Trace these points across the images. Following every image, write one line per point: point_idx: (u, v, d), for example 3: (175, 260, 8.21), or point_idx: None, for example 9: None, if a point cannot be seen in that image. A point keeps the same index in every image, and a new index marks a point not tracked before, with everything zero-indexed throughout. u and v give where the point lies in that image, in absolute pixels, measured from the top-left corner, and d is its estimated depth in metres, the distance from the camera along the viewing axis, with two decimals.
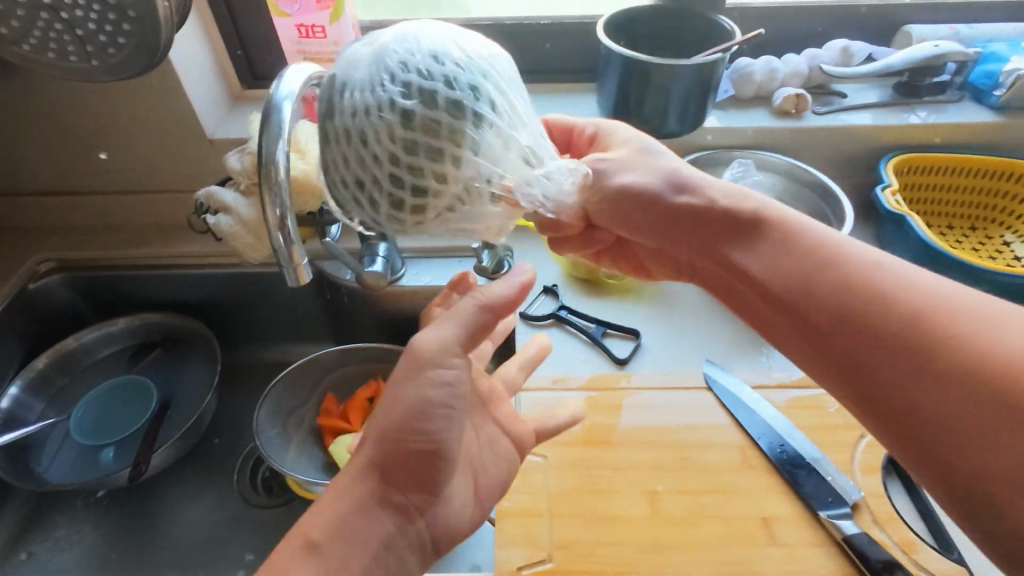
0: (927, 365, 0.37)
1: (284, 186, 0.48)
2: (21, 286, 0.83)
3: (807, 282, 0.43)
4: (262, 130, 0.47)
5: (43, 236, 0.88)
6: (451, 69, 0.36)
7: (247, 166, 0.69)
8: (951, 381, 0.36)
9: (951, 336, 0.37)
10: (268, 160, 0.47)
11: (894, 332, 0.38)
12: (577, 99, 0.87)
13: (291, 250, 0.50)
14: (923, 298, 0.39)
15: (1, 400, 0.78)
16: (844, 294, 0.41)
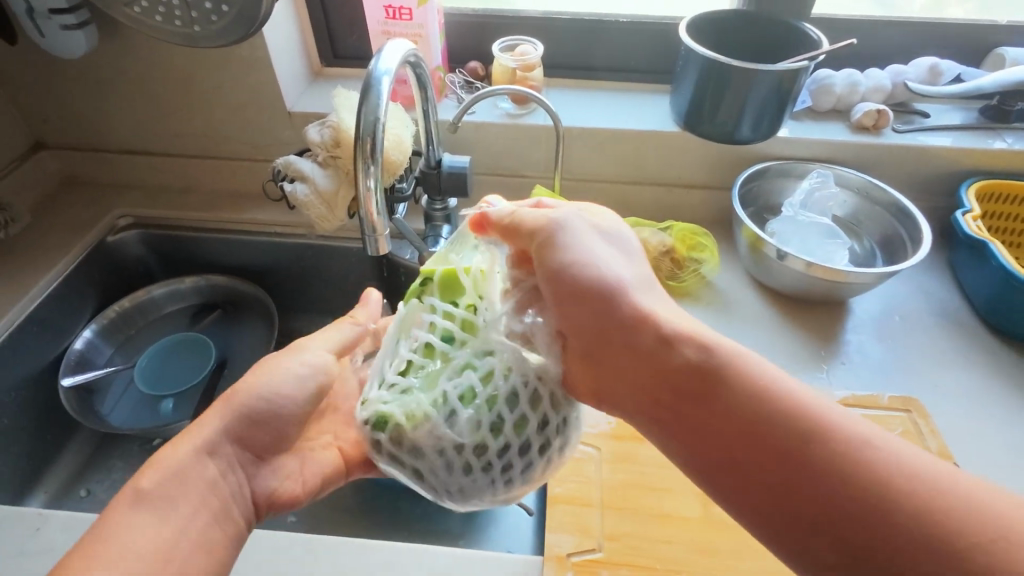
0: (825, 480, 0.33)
1: (376, 158, 0.49)
2: (100, 238, 0.87)
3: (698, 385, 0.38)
4: (360, 104, 0.49)
5: (122, 193, 0.93)
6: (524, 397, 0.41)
7: (327, 139, 0.71)
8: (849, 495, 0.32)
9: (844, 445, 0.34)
10: (364, 133, 0.49)
11: (793, 453, 0.34)
12: (648, 99, 0.86)
13: (374, 225, 0.52)
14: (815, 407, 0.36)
15: (76, 341, 0.81)
16: (791, 432, 0.34)
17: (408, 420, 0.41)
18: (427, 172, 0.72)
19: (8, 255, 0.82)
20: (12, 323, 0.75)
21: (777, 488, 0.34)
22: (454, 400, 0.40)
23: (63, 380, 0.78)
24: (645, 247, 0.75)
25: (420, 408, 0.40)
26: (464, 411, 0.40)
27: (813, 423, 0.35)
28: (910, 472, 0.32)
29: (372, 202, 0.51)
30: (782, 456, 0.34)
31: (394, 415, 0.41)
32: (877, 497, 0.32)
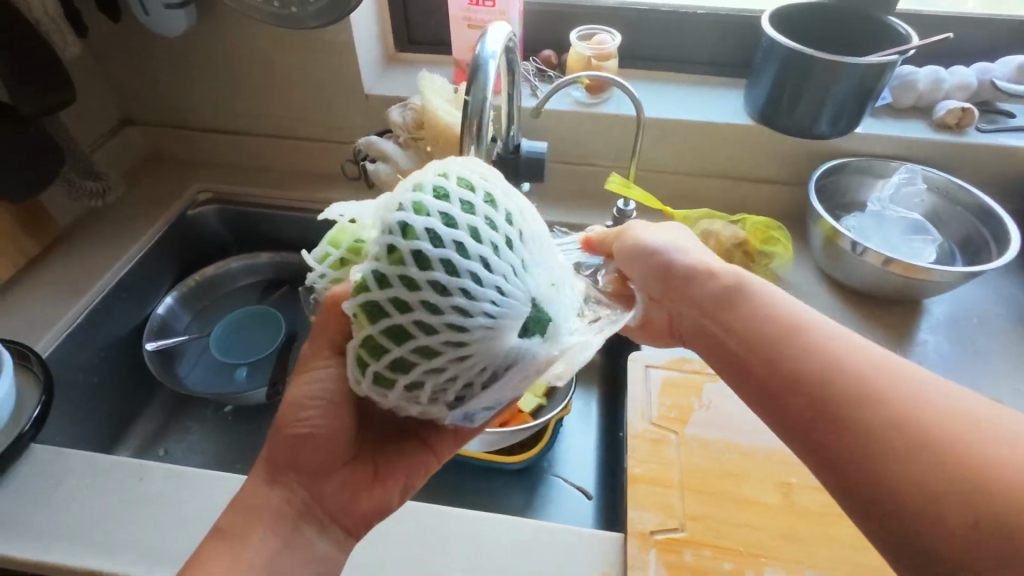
0: (842, 372, 0.35)
1: (481, 138, 0.51)
2: (182, 211, 0.91)
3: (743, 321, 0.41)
4: (468, 85, 0.50)
5: (201, 169, 0.97)
6: (448, 192, 0.34)
7: (409, 121, 0.73)
8: (857, 381, 0.34)
9: (847, 345, 0.36)
10: (471, 114, 0.50)
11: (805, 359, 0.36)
12: (722, 92, 0.86)
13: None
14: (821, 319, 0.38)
15: (159, 307, 0.85)
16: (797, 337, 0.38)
17: (400, 313, 0.33)
18: (505, 156, 0.73)
19: (99, 224, 0.86)
20: (103, 288, 0.79)
21: (797, 398, 0.36)
22: (405, 252, 0.32)
23: (146, 345, 0.82)
24: (718, 238, 0.76)
25: (384, 295, 0.33)
26: (442, 249, 0.32)
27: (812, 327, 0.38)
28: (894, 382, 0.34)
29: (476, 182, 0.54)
30: (818, 378, 0.35)
31: (386, 328, 0.34)
32: (868, 388, 0.34)
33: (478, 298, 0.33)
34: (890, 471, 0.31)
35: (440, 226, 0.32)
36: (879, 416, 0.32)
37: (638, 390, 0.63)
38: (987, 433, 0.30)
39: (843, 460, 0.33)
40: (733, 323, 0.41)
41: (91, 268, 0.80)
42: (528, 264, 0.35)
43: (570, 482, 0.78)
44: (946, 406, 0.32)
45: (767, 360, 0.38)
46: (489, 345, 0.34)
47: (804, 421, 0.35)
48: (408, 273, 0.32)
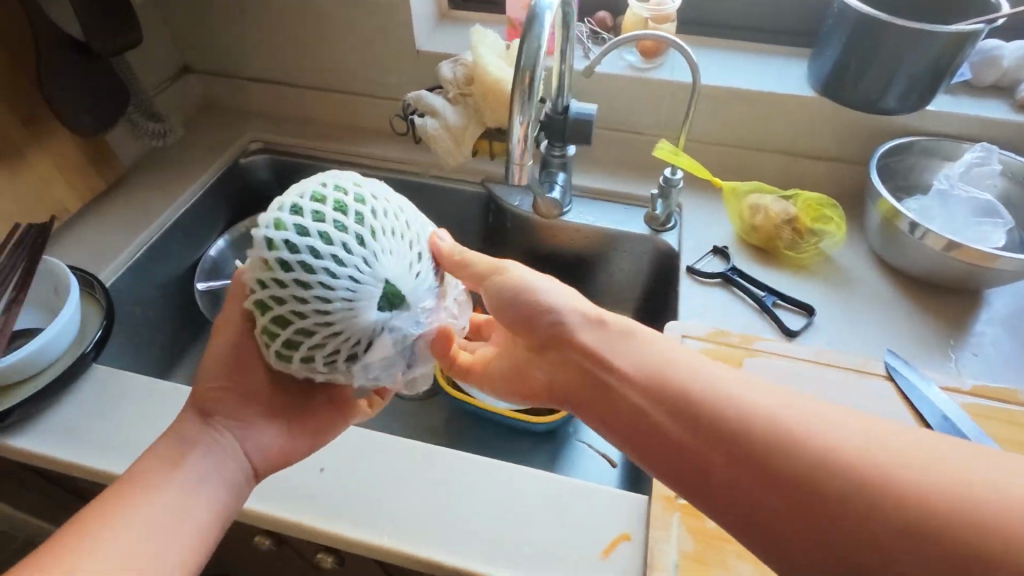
0: (739, 434, 0.39)
1: (531, 94, 0.50)
2: (234, 159, 0.94)
3: (644, 389, 0.43)
4: (523, 35, 0.49)
5: (253, 119, 0.99)
6: (296, 208, 0.41)
7: (459, 77, 0.73)
8: (758, 440, 0.38)
9: (726, 400, 0.41)
10: (524, 62, 0.49)
11: (710, 429, 0.40)
12: (784, 62, 0.82)
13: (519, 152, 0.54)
14: (692, 379, 0.42)
15: (210, 249, 0.89)
16: (690, 402, 0.41)
17: (276, 309, 0.41)
18: (553, 117, 0.73)
19: (158, 167, 0.90)
20: (162, 226, 0.82)
21: (730, 468, 0.39)
22: (272, 261, 0.40)
23: (198, 285, 0.86)
24: (766, 214, 0.74)
25: (266, 297, 0.41)
26: (295, 254, 0.40)
27: (692, 391, 0.42)
28: (781, 426, 0.39)
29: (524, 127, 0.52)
30: (721, 444, 0.39)
31: (274, 321, 0.42)
32: (764, 436, 0.38)
33: (331, 294, 0.40)
34: (818, 520, 0.36)
35: (293, 236, 0.40)
36: (785, 468, 0.37)
37: None
38: (871, 456, 0.36)
39: (768, 515, 0.37)
40: (617, 383, 0.45)
41: (151, 208, 0.83)
42: (382, 253, 0.42)
43: (595, 449, 0.79)
44: (830, 440, 0.37)
45: (670, 435, 0.41)
46: (349, 325, 0.42)
47: (715, 473, 0.39)
48: (279, 271, 0.40)
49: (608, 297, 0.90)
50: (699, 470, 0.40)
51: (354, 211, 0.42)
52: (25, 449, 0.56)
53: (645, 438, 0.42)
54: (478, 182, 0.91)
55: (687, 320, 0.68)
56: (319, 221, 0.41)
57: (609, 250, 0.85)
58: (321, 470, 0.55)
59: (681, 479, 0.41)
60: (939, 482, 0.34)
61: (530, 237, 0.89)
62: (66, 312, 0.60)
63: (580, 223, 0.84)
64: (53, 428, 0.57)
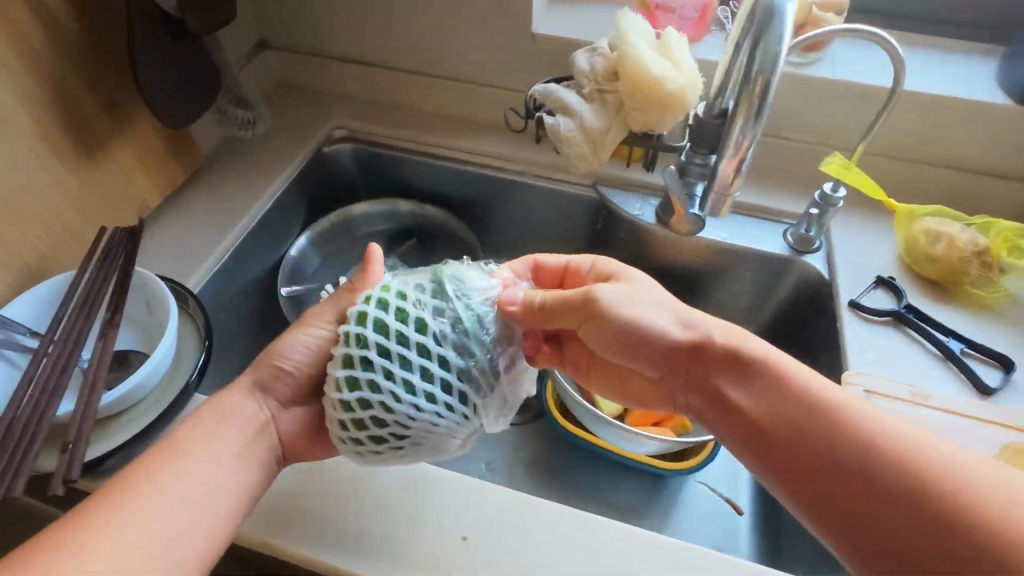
0: (873, 462, 0.40)
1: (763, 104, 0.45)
2: (318, 147, 0.86)
3: (777, 401, 0.44)
4: (755, 40, 0.45)
5: (337, 103, 0.91)
6: (362, 320, 0.44)
7: (599, 70, 0.63)
8: (891, 472, 0.40)
9: (862, 426, 0.42)
10: (752, 70, 0.45)
11: (843, 451, 0.41)
12: (957, 62, 0.72)
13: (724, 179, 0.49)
14: (832, 396, 0.44)
15: (292, 247, 0.81)
16: (829, 422, 0.42)
17: (342, 415, 0.45)
18: (706, 121, 0.62)
19: (239, 156, 0.82)
20: (247, 225, 0.74)
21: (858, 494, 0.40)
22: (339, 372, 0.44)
23: (282, 290, 0.78)
24: (951, 243, 0.63)
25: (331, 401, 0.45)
26: (355, 368, 0.43)
27: (832, 410, 0.43)
28: (917, 463, 0.40)
29: (734, 158, 0.48)
30: (834, 450, 0.41)
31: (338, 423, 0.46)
32: (899, 472, 0.40)
33: (374, 404, 0.43)
34: (919, 525, 0.38)
35: (355, 351, 0.43)
36: (888, 475, 0.40)
37: None
38: (975, 478, 0.39)
39: (868, 517, 0.40)
40: (752, 395, 0.46)
41: (236, 204, 0.76)
42: (427, 372, 0.44)
43: (715, 491, 0.74)
44: (936, 459, 0.40)
45: (783, 428, 0.43)
46: (392, 427, 0.44)
47: (844, 496, 0.40)
48: (360, 368, 0.43)
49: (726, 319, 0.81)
50: (826, 488, 0.41)
51: (408, 331, 0.44)
52: None
53: (773, 448, 0.44)
54: (591, 187, 0.80)
55: (856, 368, 0.60)
56: (371, 339, 0.43)
57: (738, 271, 0.75)
58: (464, 540, 0.49)
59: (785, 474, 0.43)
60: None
61: (645, 249, 0.78)
62: (167, 343, 0.53)
63: (710, 240, 0.74)
64: None
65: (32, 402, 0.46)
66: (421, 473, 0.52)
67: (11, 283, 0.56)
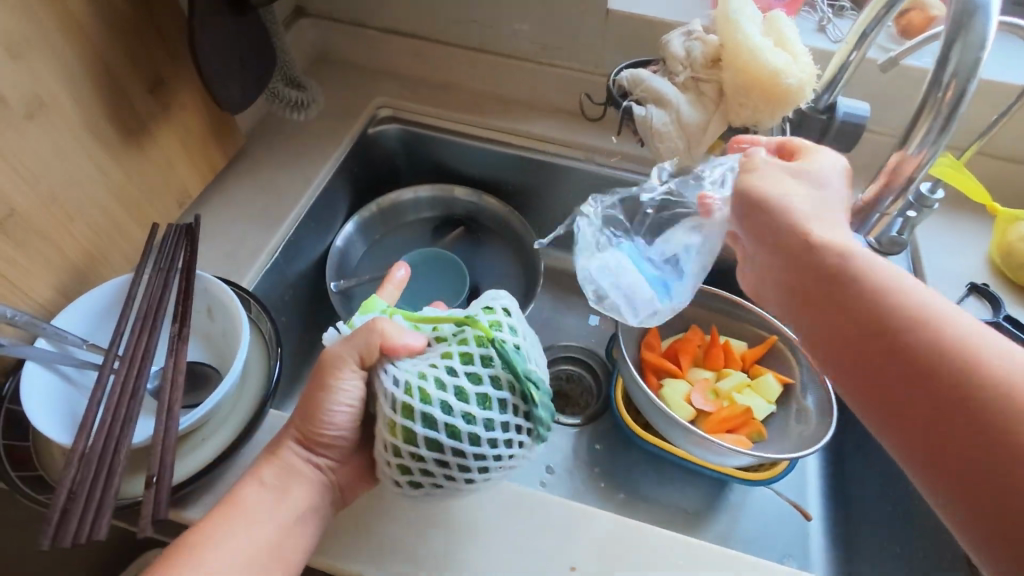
0: (964, 386, 0.33)
1: (957, 113, 0.42)
2: (363, 129, 0.79)
3: (862, 302, 0.38)
4: (950, 43, 0.40)
5: (380, 80, 0.84)
6: (403, 425, 0.39)
7: (696, 57, 0.58)
8: (985, 399, 0.32)
9: (962, 343, 0.34)
10: (945, 77, 0.41)
11: (928, 365, 0.34)
12: None
13: (892, 195, 0.49)
14: (935, 309, 0.36)
15: (338, 236, 0.74)
16: (920, 335, 0.35)
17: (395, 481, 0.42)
18: (811, 115, 0.58)
19: (279, 138, 0.75)
20: (296, 218, 0.69)
21: (936, 418, 0.33)
22: (388, 462, 0.41)
23: (332, 285, 0.72)
24: None
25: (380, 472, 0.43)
26: (404, 465, 0.40)
27: (930, 321, 0.35)
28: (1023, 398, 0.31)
29: (896, 180, 0.48)
30: (897, 330, 0.36)
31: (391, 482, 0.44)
32: (1000, 398, 0.32)
33: (426, 486, 0.41)
34: (958, 422, 0.33)
35: (402, 453, 0.40)
36: (945, 368, 0.34)
37: None
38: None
39: (905, 398, 0.35)
40: (832, 288, 0.40)
41: (283, 193, 0.70)
42: (476, 463, 0.40)
43: (789, 501, 0.70)
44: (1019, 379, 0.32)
45: (847, 302, 0.39)
46: (450, 494, 0.43)
47: (917, 414, 0.34)
48: (411, 462, 0.40)
49: None
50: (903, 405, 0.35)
51: (450, 436, 0.39)
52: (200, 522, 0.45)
53: (851, 349, 0.38)
54: None
55: None
56: (413, 444, 0.39)
57: None
58: (573, 571, 0.45)
59: (839, 343, 0.39)
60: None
61: None
62: (241, 358, 0.48)
63: None
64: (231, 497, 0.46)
65: (105, 430, 0.42)
66: (521, 497, 0.48)
67: (58, 288, 0.51)
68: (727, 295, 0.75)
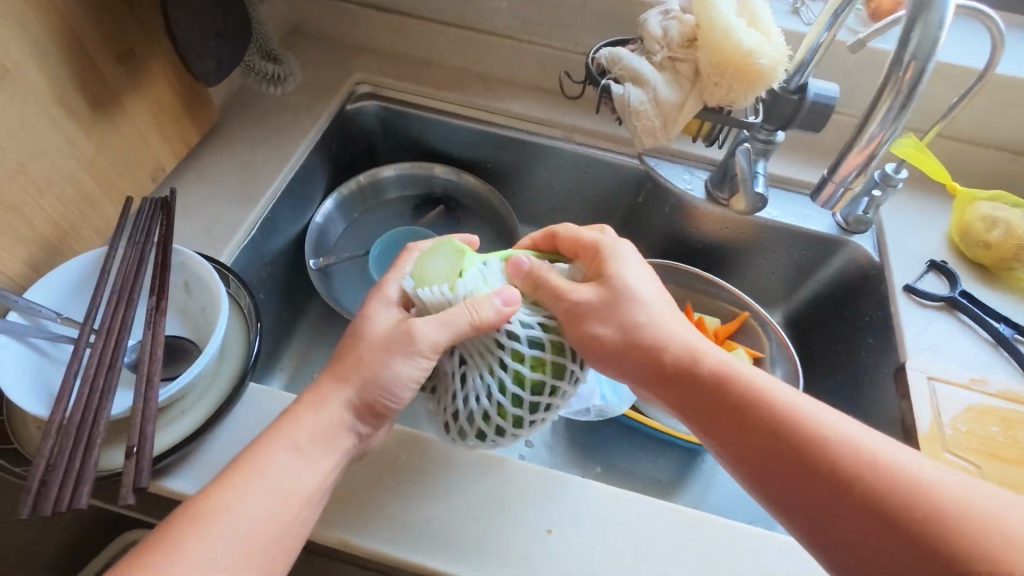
0: (863, 494, 0.35)
1: (913, 94, 0.44)
2: (341, 105, 0.79)
3: (758, 421, 0.40)
4: (911, 22, 0.42)
5: (358, 55, 0.83)
6: (529, 379, 0.46)
7: (673, 35, 0.59)
8: (884, 505, 0.34)
9: (852, 448, 0.37)
10: (905, 56, 0.43)
11: (831, 477, 0.36)
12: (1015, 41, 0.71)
13: (852, 172, 0.51)
14: (822, 417, 0.39)
15: (317, 213, 0.74)
16: (815, 446, 0.37)
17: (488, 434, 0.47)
18: (782, 95, 0.59)
19: (255, 113, 0.74)
20: (274, 193, 0.68)
21: (851, 527, 0.35)
22: (503, 417, 0.46)
23: (310, 262, 0.71)
24: (1010, 229, 0.63)
25: (478, 427, 0.47)
26: (521, 414, 0.47)
27: (820, 431, 0.38)
28: (914, 493, 0.34)
29: (862, 155, 0.49)
30: (772, 422, 0.39)
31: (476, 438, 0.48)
32: (896, 498, 0.34)
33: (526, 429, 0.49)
34: (849, 505, 0.35)
35: (526, 405, 0.46)
36: (824, 451, 0.37)
37: (923, 404, 0.56)
38: (916, 466, 0.35)
39: (800, 489, 0.37)
40: (732, 401, 0.41)
41: (260, 169, 0.69)
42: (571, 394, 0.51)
43: None
44: (878, 450, 0.36)
45: (729, 400, 0.41)
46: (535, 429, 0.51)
47: (836, 528, 0.35)
48: (530, 411, 0.47)
49: (762, 297, 0.80)
50: (820, 520, 0.36)
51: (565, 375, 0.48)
52: (182, 493, 0.46)
53: (758, 468, 0.39)
54: (636, 157, 0.76)
55: (916, 354, 0.60)
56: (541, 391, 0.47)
57: (785, 249, 0.74)
58: (549, 533, 0.47)
59: (725, 439, 0.41)
60: (986, 506, 0.33)
61: (691, 224, 0.76)
62: (220, 330, 0.48)
63: (765, 217, 0.72)
64: (213, 469, 0.47)
65: (82, 402, 0.41)
66: (500, 464, 0.50)
67: (29, 263, 0.50)
68: (701, 272, 0.76)
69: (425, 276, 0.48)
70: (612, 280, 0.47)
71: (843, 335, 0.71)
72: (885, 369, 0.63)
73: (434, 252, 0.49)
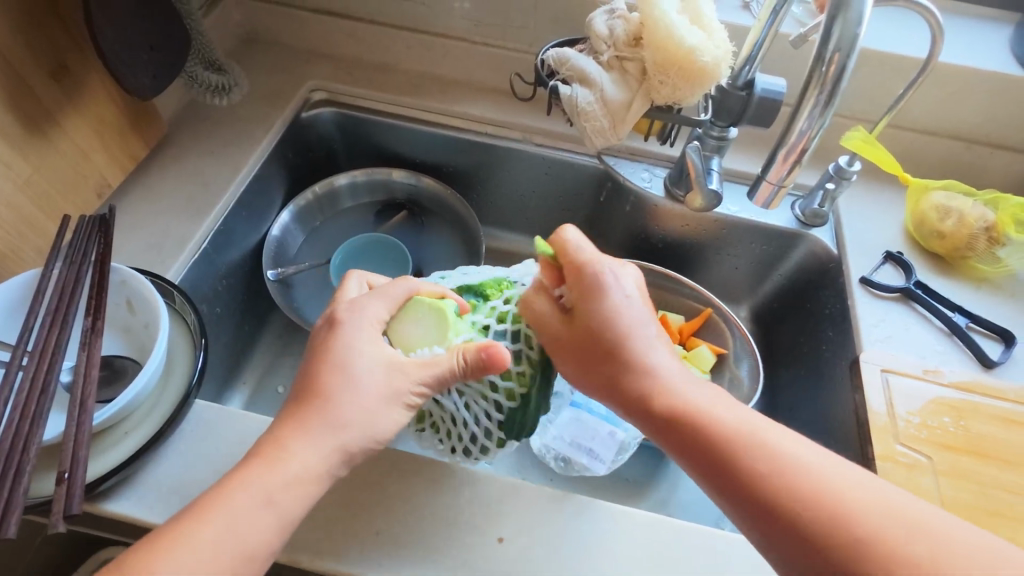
0: (794, 499, 0.34)
1: (837, 87, 0.45)
2: (296, 113, 0.78)
3: (704, 426, 0.38)
4: (832, 18, 0.43)
5: (312, 62, 0.82)
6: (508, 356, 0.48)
7: (619, 33, 0.58)
8: (814, 512, 0.34)
9: (786, 457, 0.36)
10: (828, 51, 0.43)
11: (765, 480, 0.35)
12: (966, 29, 0.71)
13: (786, 170, 0.51)
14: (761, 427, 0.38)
15: (274, 226, 0.73)
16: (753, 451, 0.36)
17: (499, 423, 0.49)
18: (730, 92, 0.59)
19: (206, 125, 0.73)
20: (226, 206, 0.67)
21: (783, 527, 0.34)
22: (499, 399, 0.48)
23: (269, 273, 0.70)
24: (961, 219, 0.64)
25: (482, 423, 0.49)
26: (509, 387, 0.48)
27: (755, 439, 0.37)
28: (839, 506, 0.33)
29: (794, 154, 0.50)
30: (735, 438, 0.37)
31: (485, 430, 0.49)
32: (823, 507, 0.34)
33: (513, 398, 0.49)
34: (790, 519, 0.34)
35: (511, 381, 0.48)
36: (767, 469, 0.35)
37: (879, 398, 0.56)
38: (854, 493, 0.34)
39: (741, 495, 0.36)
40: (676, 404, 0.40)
41: (211, 182, 0.68)
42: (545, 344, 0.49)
43: None
44: (843, 483, 0.35)
45: (699, 416, 0.39)
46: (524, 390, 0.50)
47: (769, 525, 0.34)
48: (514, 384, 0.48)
49: (727, 293, 0.80)
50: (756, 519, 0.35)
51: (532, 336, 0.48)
52: (125, 516, 0.45)
53: (703, 464, 0.38)
54: (594, 157, 0.75)
55: (871, 346, 0.60)
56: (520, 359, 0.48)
57: (746, 244, 0.74)
58: (501, 542, 0.47)
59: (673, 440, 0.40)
60: (912, 533, 0.32)
61: (653, 221, 0.75)
62: (160, 349, 0.47)
63: (725, 214, 0.72)
64: (155, 491, 0.46)
65: (12, 428, 0.40)
66: (451, 473, 0.50)
67: None
68: (663, 269, 0.76)
69: (402, 340, 0.45)
70: (594, 315, 0.43)
71: (804, 328, 0.71)
72: (843, 362, 0.63)
73: (400, 314, 0.46)
